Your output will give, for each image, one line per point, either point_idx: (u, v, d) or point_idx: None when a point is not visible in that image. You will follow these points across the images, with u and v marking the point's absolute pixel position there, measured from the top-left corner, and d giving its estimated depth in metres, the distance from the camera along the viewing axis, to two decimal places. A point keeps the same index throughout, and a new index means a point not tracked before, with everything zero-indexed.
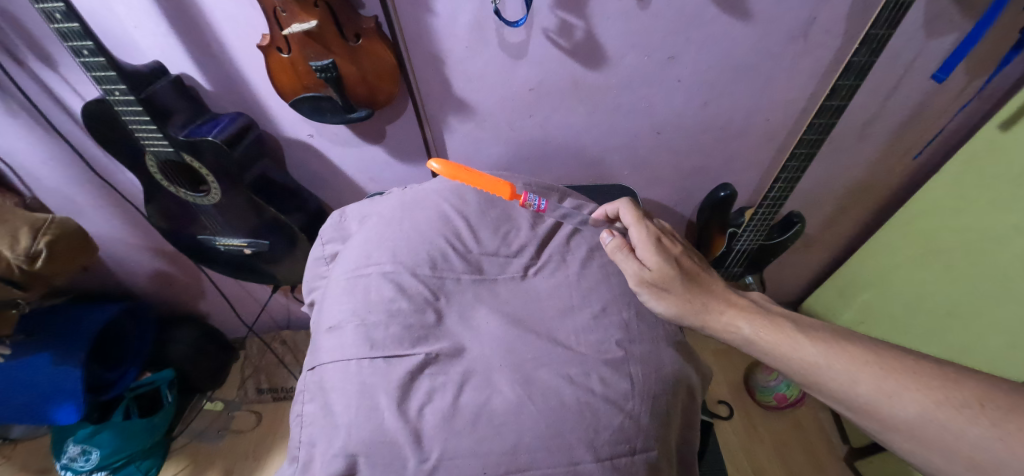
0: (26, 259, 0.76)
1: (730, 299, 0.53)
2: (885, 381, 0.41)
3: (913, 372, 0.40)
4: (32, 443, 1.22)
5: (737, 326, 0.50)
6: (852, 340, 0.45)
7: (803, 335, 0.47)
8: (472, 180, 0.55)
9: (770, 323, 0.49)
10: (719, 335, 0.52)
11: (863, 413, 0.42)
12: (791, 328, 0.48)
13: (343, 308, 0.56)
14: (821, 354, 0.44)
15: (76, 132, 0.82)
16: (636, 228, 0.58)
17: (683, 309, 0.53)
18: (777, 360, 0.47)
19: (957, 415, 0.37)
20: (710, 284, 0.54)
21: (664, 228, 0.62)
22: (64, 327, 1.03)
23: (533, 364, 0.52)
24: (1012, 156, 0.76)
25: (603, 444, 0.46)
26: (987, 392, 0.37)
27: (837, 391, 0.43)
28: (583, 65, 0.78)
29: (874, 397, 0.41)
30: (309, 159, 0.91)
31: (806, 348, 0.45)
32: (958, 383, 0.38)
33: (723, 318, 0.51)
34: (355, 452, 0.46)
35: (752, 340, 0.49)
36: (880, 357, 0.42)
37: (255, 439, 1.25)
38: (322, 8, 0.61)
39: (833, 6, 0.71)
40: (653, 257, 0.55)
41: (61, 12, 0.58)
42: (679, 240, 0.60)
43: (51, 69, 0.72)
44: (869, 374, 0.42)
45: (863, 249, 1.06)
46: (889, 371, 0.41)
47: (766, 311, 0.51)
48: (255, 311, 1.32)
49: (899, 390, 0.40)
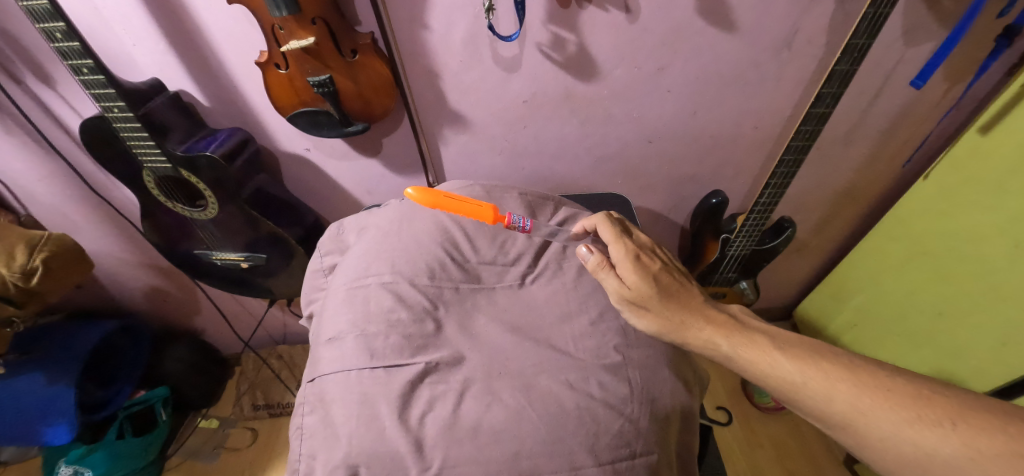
0: (22, 276, 0.75)
1: (708, 316, 0.53)
2: (861, 399, 0.41)
3: (887, 389, 0.41)
4: (23, 465, 1.20)
5: (717, 344, 0.50)
6: (828, 355, 0.45)
7: (779, 352, 0.47)
8: (454, 207, 0.56)
9: (747, 340, 0.49)
10: (698, 351, 0.52)
11: (839, 429, 0.43)
12: (767, 344, 0.48)
13: (343, 319, 0.57)
14: (797, 371, 0.45)
15: (72, 149, 0.83)
16: (615, 246, 0.57)
17: (663, 326, 0.53)
18: (755, 377, 0.47)
19: (931, 434, 0.38)
20: (690, 300, 0.55)
21: (645, 241, 0.62)
22: (59, 345, 1.03)
23: (533, 370, 0.52)
24: (991, 161, 0.78)
25: (604, 449, 0.47)
26: (958, 411, 0.38)
27: (813, 408, 0.43)
28: (575, 77, 0.80)
29: (849, 415, 0.41)
30: (305, 173, 0.92)
31: (784, 365, 0.46)
32: (930, 399, 0.40)
33: (702, 335, 0.51)
34: (356, 464, 0.46)
35: (730, 356, 0.49)
36: (854, 374, 0.43)
37: (252, 456, 1.24)
38: (319, 26, 0.63)
39: (815, 17, 0.73)
40: (632, 275, 0.55)
41: (61, 32, 0.59)
42: (660, 255, 0.60)
43: (49, 88, 0.73)
44: (844, 391, 0.42)
45: (856, 252, 1.08)
46: (864, 388, 0.42)
47: (743, 326, 0.51)
48: (251, 326, 1.31)
49: (875, 408, 0.40)
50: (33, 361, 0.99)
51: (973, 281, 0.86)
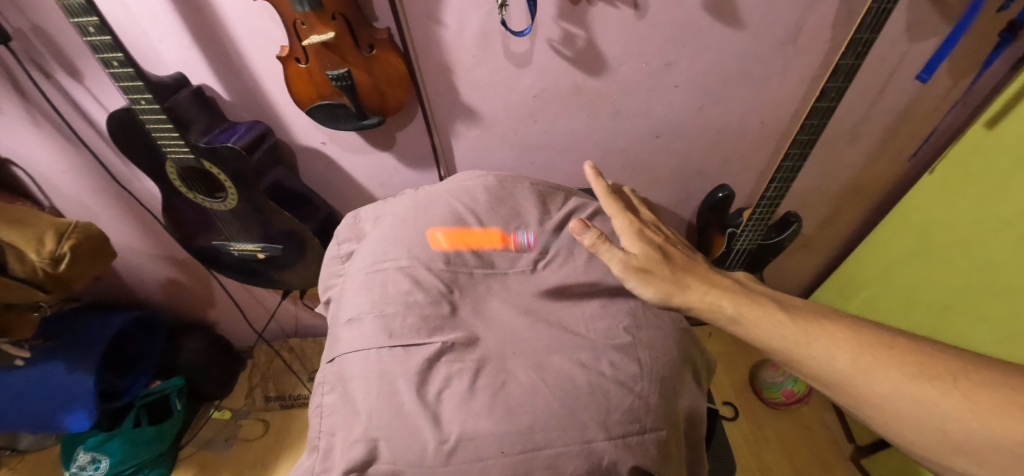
0: (50, 262, 0.77)
1: (712, 282, 0.52)
2: (860, 357, 0.41)
3: (889, 348, 0.41)
4: (41, 454, 1.22)
5: (720, 305, 0.49)
6: (830, 317, 0.45)
7: (782, 313, 0.46)
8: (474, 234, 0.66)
9: (750, 301, 0.48)
10: (704, 316, 0.50)
11: (838, 390, 0.42)
12: (771, 306, 0.47)
13: (362, 301, 0.59)
14: (799, 331, 0.44)
15: (97, 141, 0.86)
16: (619, 219, 0.58)
17: (668, 291, 0.51)
18: (758, 339, 0.46)
19: (932, 388, 0.38)
20: (693, 269, 0.54)
21: (648, 220, 0.62)
22: (79, 334, 1.05)
23: (546, 351, 0.54)
24: (997, 154, 0.79)
25: (615, 423, 0.48)
26: (960, 367, 0.38)
27: (814, 368, 0.43)
28: (585, 72, 0.82)
29: (850, 372, 0.41)
30: (320, 166, 0.94)
31: (786, 325, 0.45)
32: (933, 358, 0.39)
33: (707, 298, 0.50)
34: (376, 438, 0.48)
35: (735, 318, 0.48)
36: (856, 334, 0.43)
37: (264, 447, 1.26)
38: (339, 21, 0.65)
39: (819, 13, 0.75)
40: (634, 244, 0.55)
41: (94, 26, 0.61)
42: (663, 230, 0.60)
43: (77, 82, 0.76)
44: (847, 350, 0.42)
45: (868, 246, 1.09)
46: (866, 346, 0.41)
47: (748, 291, 0.50)
48: (264, 319, 1.34)
49: (877, 366, 0.40)
50: (53, 350, 1.01)
51: (974, 271, 0.86)
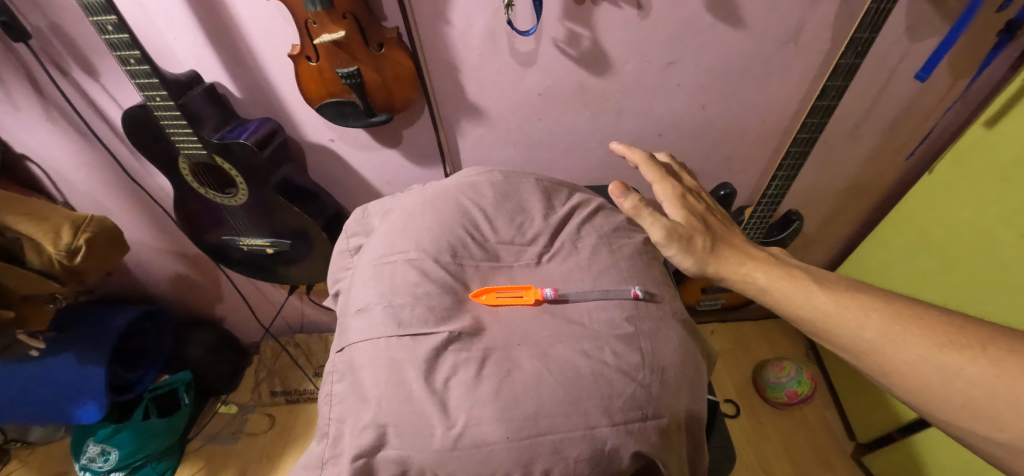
0: (66, 254, 0.79)
1: (749, 253, 0.52)
2: (890, 327, 0.42)
3: (919, 319, 0.41)
4: (50, 447, 1.24)
5: (753, 277, 0.50)
6: (863, 290, 0.46)
7: (816, 286, 0.47)
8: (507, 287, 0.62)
9: (784, 273, 0.49)
10: (734, 285, 0.51)
11: (866, 360, 0.43)
12: (805, 278, 0.48)
13: (371, 292, 0.60)
14: (831, 302, 0.45)
15: (111, 138, 0.88)
16: (661, 186, 0.56)
17: (705, 262, 0.52)
18: (789, 310, 0.47)
19: (960, 355, 0.38)
20: (732, 240, 0.54)
21: (690, 185, 0.60)
22: (91, 327, 1.07)
23: (551, 341, 0.55)
24: (997, 152, 0.80)
25: (617, 410, 0.50)
26: (990, 337, 0.38)
27: (843, 338, 0.44)
28: (589, 71, 0.83)
29: (879, 342, 0.42)
30: (328, 162, 0.96)
31: (818, 296, 0.46)
32: (963, 329, 0.40)
33: (743, 269, 0.51)
34: (385, 424, 0.50)
35: (766, 289, 0.49)
36: (889, 306, 0.43)
37: (269, 441, 1.28)
38: (349, 20, 0.67)
39: (820, 14, 0.76)
40: (674, 213, 0.54)
41: (113, 25, 0.63)
42: (704, 197, 0.58)
43: (93, 80, 0.78)
44: (877, 320, 0.42)
45: (874, 242, 1.10)
46: (897, 318, 0.42)
47: (782, 264, 0.51)
48: (271, 314, 1.35)
49: (903, 335, 0.41)
50: (65, 342, 1.03)
51: (974, 266, 0.86)
